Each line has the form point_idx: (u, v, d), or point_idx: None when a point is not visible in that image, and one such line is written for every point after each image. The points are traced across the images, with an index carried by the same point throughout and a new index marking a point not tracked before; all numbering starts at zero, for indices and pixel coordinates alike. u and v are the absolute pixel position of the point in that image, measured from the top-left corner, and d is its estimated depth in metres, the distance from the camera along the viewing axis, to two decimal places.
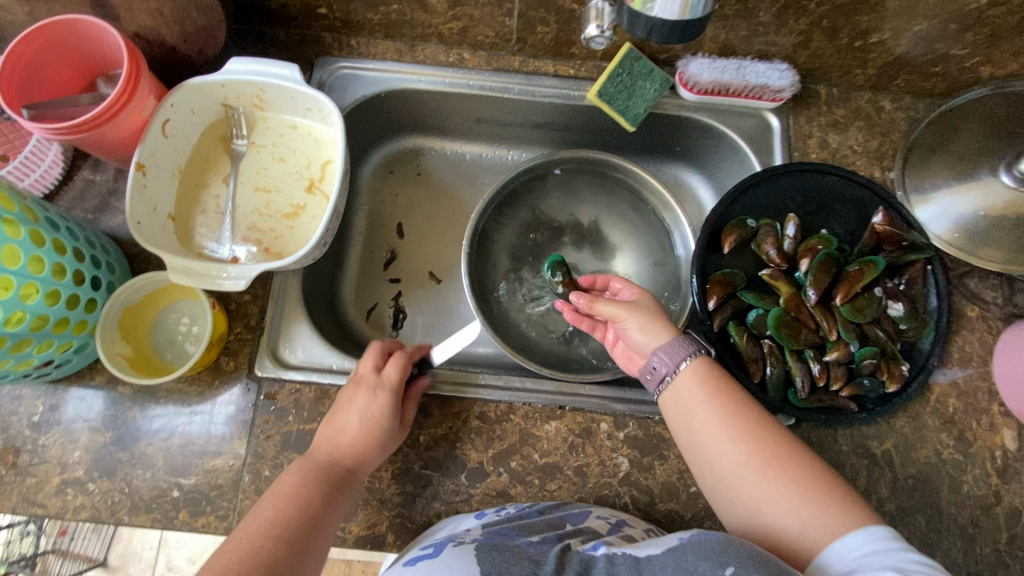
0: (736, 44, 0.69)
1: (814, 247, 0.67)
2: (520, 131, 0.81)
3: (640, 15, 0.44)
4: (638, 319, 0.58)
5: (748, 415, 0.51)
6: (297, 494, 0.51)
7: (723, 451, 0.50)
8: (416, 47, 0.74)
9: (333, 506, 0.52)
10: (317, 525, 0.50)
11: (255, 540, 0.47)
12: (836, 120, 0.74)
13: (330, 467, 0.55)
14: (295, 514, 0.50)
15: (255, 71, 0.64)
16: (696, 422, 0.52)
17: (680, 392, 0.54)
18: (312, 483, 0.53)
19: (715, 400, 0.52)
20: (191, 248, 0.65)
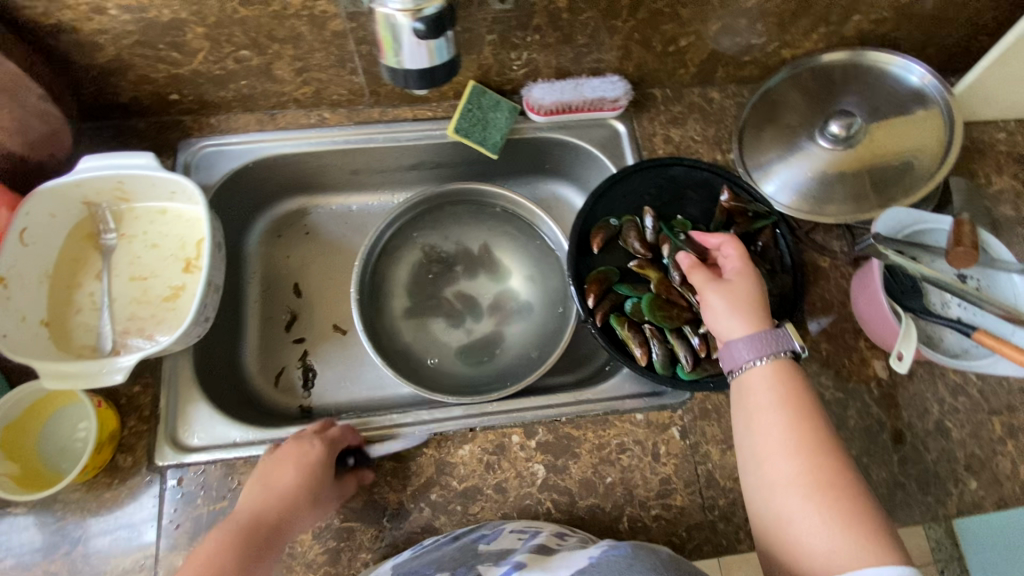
0: (569, 65, 0.75)
1: (671, 232, 0.73)
2: (396, 175, 0.85)
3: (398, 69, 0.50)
4: (730, 302, 0.59)
5: (811, 416, 0.52)
6: (203, 560, 0.51)
7: (769, 442, 0.52)
8: (276, 115, 0.77)
9: (249, 552, 0.53)
10: (210, 569, 0.51)
11: None
12: (675, 116, 0.81)
13: (250, 526, 0.55)
14: (192, 571, 0.50)
15: (110, 165, 0.64)
16: (755, 406, 0.54)
17: (755, 382, 0.55)
18: (224, 542, 0.53)
19: (787, 395, 0.54)
20: (70, 351, 0.64)
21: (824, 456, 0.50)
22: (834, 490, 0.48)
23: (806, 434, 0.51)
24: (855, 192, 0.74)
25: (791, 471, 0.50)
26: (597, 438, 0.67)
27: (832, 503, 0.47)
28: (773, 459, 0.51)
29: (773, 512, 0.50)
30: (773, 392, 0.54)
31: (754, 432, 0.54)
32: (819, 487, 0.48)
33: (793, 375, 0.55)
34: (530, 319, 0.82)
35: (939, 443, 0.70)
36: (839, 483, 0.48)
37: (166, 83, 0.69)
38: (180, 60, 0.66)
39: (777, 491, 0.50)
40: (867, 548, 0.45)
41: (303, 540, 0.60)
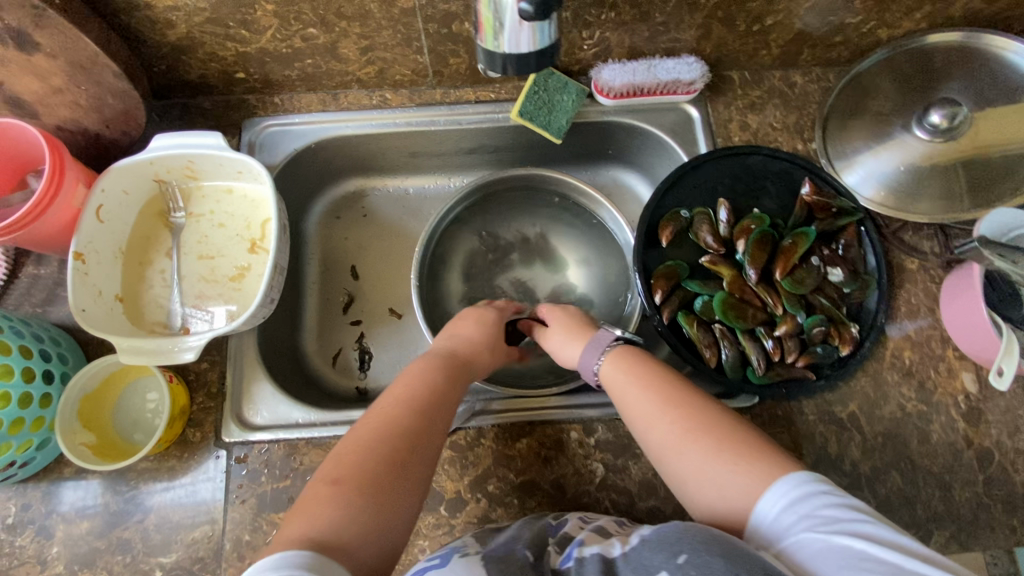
0: (643, 46, 0.71)
1: (748, 226, 0.69)
2: (455, 158, 0.83)
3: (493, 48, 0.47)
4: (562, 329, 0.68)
5: (673, 387, 0.54)
6: (405, 386, 0.56)
7: (648, 418, 0.53)
8: (339, 95, 0.76)
9: (456, 390, 0.58)
10: (438, 399, 0.56)
11: (386, 422, 0.51)
12: (753, 101, 0.76)
13: (449, 359, 0.62)
14: (396, 395, 0.55)
15: (180, 144, 0.65)
16: (625, 392, 0.56)
17: (612, 377, 0.58)
18: (434, 374, 0.59)
19: (644, 375, 0.56)
20: (142, 326, 0.66)
21: (704, 421, 0.50)
22: (707, 432, 0.49)
23: (662, 396, 0.53)
24: (950, 191, 0.69)
25: (669, 436, 0.50)
26: None
27: (715, 447, 0.48)
28: (656, 433, 0.52)
29: (676, 473, 0.49)
30: (625, 377, 0.57)
31: (630, 414, 0.55)
32: (692, 436, 0.50)
33: (634, 360, 0.58)
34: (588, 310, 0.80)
35: None
36: (728, 441, 0.48)
37: (233, 62, 0.69)
38: (248, 38, 0.65)
39: (698, 468, 0.48)
40: (760, 474, 0.46)
41: None
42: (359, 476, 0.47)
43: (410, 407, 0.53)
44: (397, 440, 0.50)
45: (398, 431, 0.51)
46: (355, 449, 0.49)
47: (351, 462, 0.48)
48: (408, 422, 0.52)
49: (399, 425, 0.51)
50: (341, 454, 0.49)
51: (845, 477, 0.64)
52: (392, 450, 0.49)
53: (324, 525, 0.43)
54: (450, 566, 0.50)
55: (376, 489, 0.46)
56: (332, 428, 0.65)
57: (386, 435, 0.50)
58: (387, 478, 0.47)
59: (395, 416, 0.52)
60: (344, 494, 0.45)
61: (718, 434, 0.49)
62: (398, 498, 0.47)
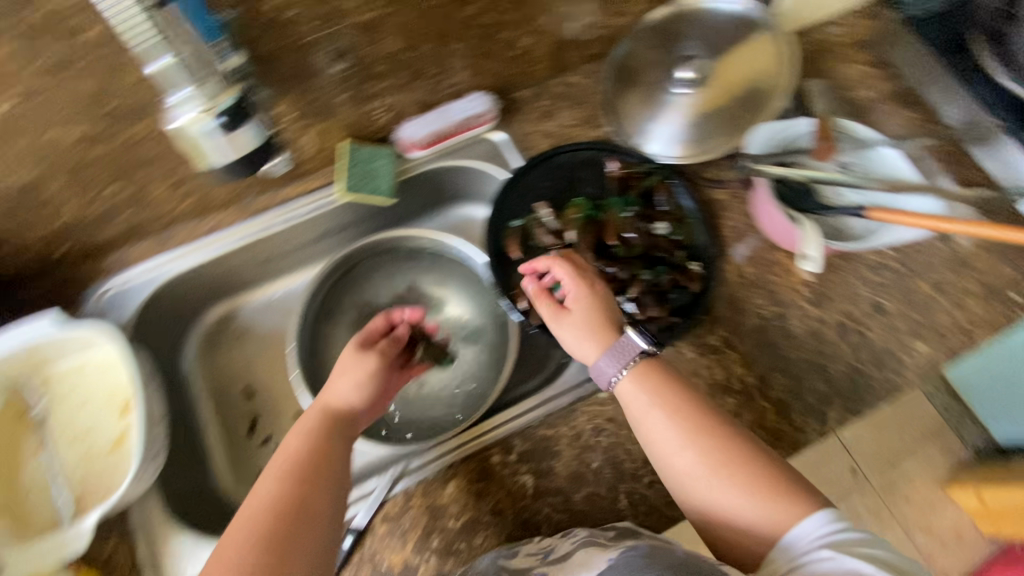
0: (430, 97, 0.78)
1: (572, 216, 0.75)
2: (308, 250, 0.86)
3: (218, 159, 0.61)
4: (583, 327, 0.59)
5: (694, 413, 0.54)
6: (294, 454, 0.53)
7: (667, 444, 0.54)
8: (169, 234, 0.77)
9: (339, 444, 0.56)
10: (320, 461, 0.53)
11: (275, 505, 0.49)
12: (546, 109, 0.85)
13: (335, 416, 0.58)
14: (281, 467, 0.52)
15: (12, 340, 0.64)
16: (644, 416, 0.55)
17: (629, 399, 0.56)
18: (322, 436, 0.56)
19: (662, 402, 0.55)
20: (30, 531, 0.62)
21: (731, 454, 0.52)
22: (737, 463, 0.52)
23: (688, 426, 0.54)
24: (727, 124, 0.77)
25: (694, 461, 0.52)
26: (571, 429, 0.68)
27: (741, 480, 0.51)
28: (679, 458, 0.53)
29: (701, 499, 0.52)
30: (646, 402, 0.55)
31: (648, 437, 0.55)
32: (719, 467, 0.52)
33: (657, 384, 0.56)
34: (478, 341, 0.84)
35: (879, 320, 0.73)
36: (757, 481, 0.51)
37: (46, 242, 0.69)
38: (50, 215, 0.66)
39: (720, 504, 0.51)
40: (784, 509, 0.50)
41: None
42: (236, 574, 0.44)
43: (285, 481, 0.50)
44: (287, 523, 0.48)
45: (288, 517, 0.48)
46: (238, 538, 0.46)
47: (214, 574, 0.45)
48: (292, 501, 0.49)
49: (286, 504, 0.49)
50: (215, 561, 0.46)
51: (738, 394, 0.70)
52: (270, 536, 0.47)
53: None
54: None
55: None
56: None
57: (275, 516, 0.48)
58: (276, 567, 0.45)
59: (281, 491, 0.50)
60: None
61: (744, 466, 0.52)
62: None
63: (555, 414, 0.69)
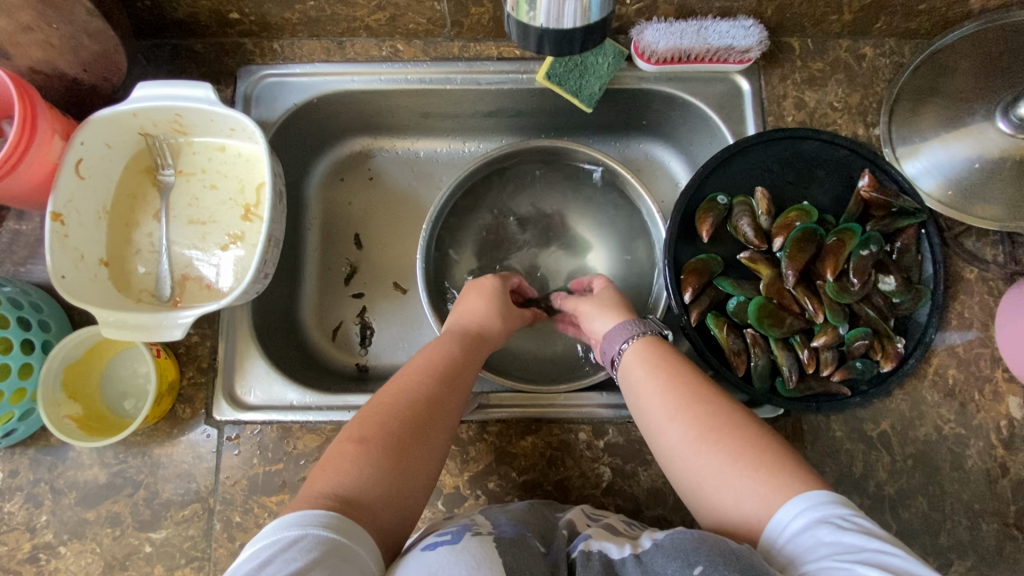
0: (694, 3, 0.61)
1: (791, 221, 0.61)
2: (471, 121, 0.75)
3: (529, 28, 0.37)
4: (596, 308, 0.62)
5: (691, 387, 0.50)
6: (437, 349, 0.56)
7: (657, 415, 0.49)
8: (345, 43, 0.68)
9: (475, 356, 0.57)
10: (456, 368, 0.54)
11: (409, 385, 0.51)
12: (812, 75, 0.67)
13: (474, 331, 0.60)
14: (425, 362, 0.54)
15: (166, 95, 0.58)
16: (642, 387, 0.52)
17: (628, 369, 0.54)
18: (457, 341, 0.58)
19: (658, 374, 0.51)
20: (130, 293, 0.61)
21: (723, 426, 0.46)
22: (725, 433, 0.45)
23: (681, 393, 0.49)
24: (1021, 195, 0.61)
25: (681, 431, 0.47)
26: None
27: (728, 454, 0.44)
28: (664, 428, 0.48)
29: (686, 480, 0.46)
30: (645, 371, 0.53)
31: (643, 412, 0.51)
32: (707, 435, 0.46)
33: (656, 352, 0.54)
34: None
35: None
36: (747, 454, 0.44)
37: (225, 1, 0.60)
38: None
39: (705, 480, 0.44)
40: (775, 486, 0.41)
41: None
42: (379, 432, 0.46)
43: (426, 375, 0.52)
44: (422, 402, 0.49)
45: (423, 397, 0.50)
46: (391, 408, 0.48)
47: (373, 423, 0.47)
48: (429, 385, 0.51)
49: (423, 386, 0.51)
50: (368, 415, 0.48)
51: (867, 499, 0.60)
52: (421, 415, 0.48)
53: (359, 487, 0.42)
54: (462, 545, 0.45)
55: (405, 448, 0.46)
56: (329, 413, 0.62)
57: (415, 394, 0.50)
58: (413, 436, 0.47)
59: (422, 376, 0.52)
60: (363, 452, 0.45)
61: (731, 435, 0.45)
62: (422, 457, 0.47)
63: None
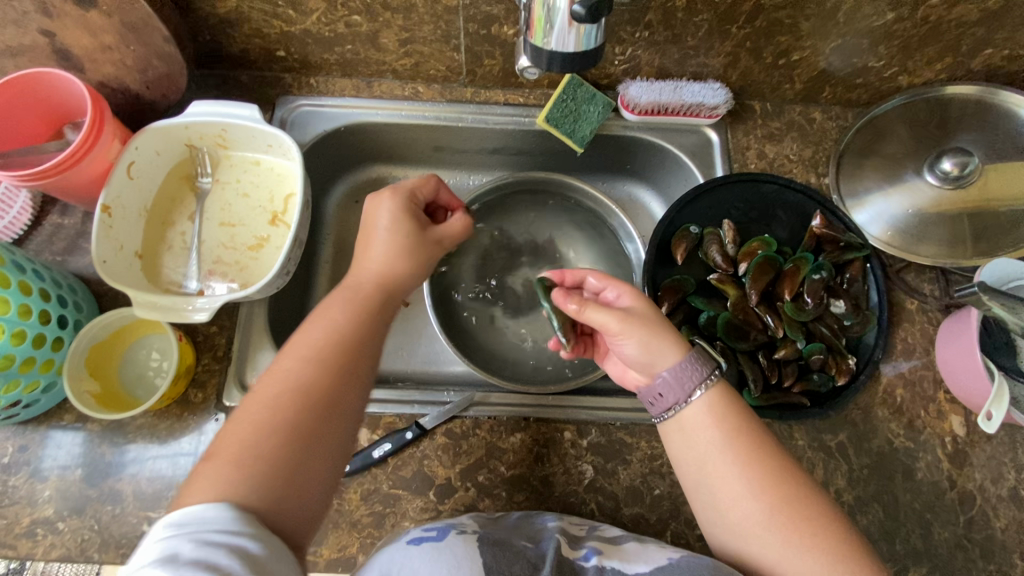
0: (671, 67, 0.73)
1: (753, 249, 0.70)
2: (476, 156, 0.85)
3: (542, 50, 0.47)
4: (639, 337, 0.56)
5: (769, 466, 0.52)
6: (332, 326, 0.53)
7: (733, 489, 0.51)
8: (372, 83, 0.78)
9: (375, 321, 0.55)
10: (354, 356, 0.52)
11: (291, 384, 0.48)
12: (771, 132, 0.78)
13: (365, 288, 0.57)
14: (309, 346, 0.51)
15: (216, 113, 0.67)
16: (705, 452, 0.53)
17: (690, 429, 0.54)
18: (355, 312, 0.54)
19: (736, 448, 0.53)
20: (158, 284, 0.67)
21: (807, 515, 0.50)
22: (809, 528, 0.49)
23: (763, 474, 0.51)
24: (956, 234, 0.70)
25: (760, 510, 0.50)
26: (650, 448, 0.65)
27: (806, 542, 0.49)
28: (738, 500, 0.51)
29: (758, 556, 0.50)
30: (716, 437, 0.53)
31: (710, 480, 0.53)
32: (796, 526, 0.49)
33: (725, 413, 0.54)
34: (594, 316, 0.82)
35: (1013, 511, 0.65)
36: (832, 546, 0.49)
37: (276, 40, 0.71)
38: (294, 18, 0.67)
39: (781, 562, 0.49)
40: None
41: (351, 498, 0.62)
42: (245, 455, 0.44)
43: (313, 368, 0.49)
44: (307, 409, 0.47)
45: (308, 395, 0.48)
46: (259, 426, 0.46)
47: (241, 446, 0.45)
48: (320, 380, 0.49)
49: (315, 385, 0.49)
50: (243, 426, 0.46)
51: None
52: (308, 417, 0.47)
53: (239, 493, 0.42)
54: (444, 543, 0.52)
55: (289, 462, 0.45)
56: None
57: (295, 398, 0.47)
58: (294, 449, 0.46)
59: (312, 376, 0.49)
60: (230, 476, 0.43)
61: (815, 530, 0.49)
62: (320, 456, 0.47)
63: (639, 425, 0.66)
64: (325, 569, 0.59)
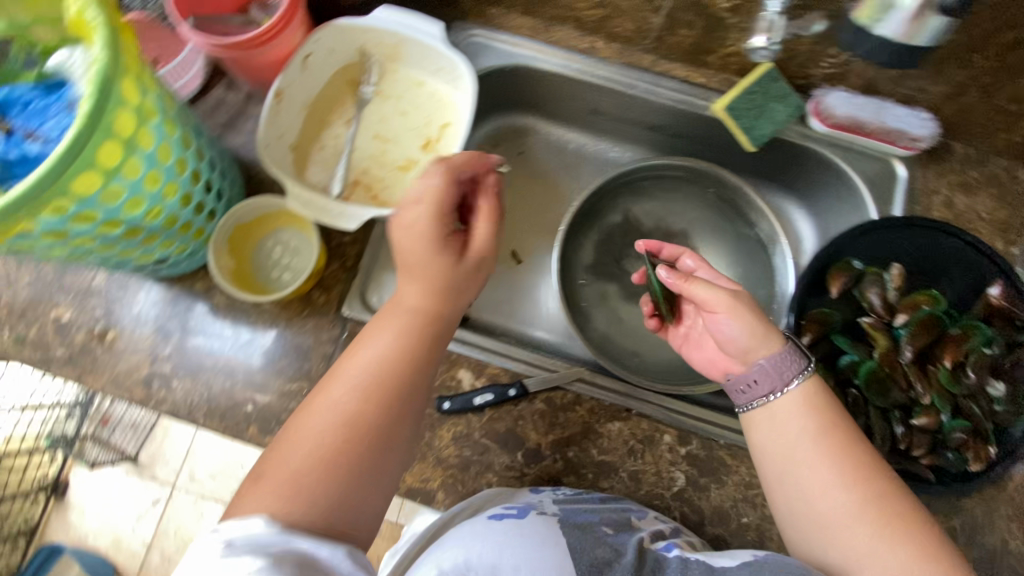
0: (883, 83, 0.66)
1: (917, 302, 0.65)
2: (631, 129, 0.81)
3: None
4: (739, 320, 0.55)
5: (860, 457, 0.51)
6: (377, 349, 0.50)
7: (821, 477, 0.50)
8: (551, 28, 0.74)
9: (422, 349, 0.52)
10: (400, 380, 0.50)
11: (340, 410, 0.47)
12: (966, 181, 0.70)
13: (413, 314, 0.53)
14: (360, 374, 0.49)
15: (399, 23, 0.65)
16: (794, 442, 0.52)
17: (781, 418, 0.53)
18: (400, 334, 0.51)
19: (828, 438, 0.51)
20: (306, 180, 0.68)
21: (900, 516, 0.48)
22: (899, 525, 0.48)
23: (852, 467, 0.50)
24: None
25: (849, 501, 0.49)
26: (748, 474, 0.63)
27: (894, 536, 0.47)
28: (825, 488, 0.50)
29: (840, 554, 0.48)
30: (808, 426, 0.52)
31: (796, 467, 0.52)
32: (885, 522, 0.48)
33: (821, 407, 0.53)
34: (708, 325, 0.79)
35: None
36: (921, 543, 0.47)
37: None
38: None
39: (867, 557, 0.47)
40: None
41: (443, 436, 0.62)
42: (292, 476, 0.44)
43: (357, 393, 0.48)
44: (354, 430, 0.47)
45: (353, 419, 0.47)
46: (308, 448, 0.45)
47: (288, 467, 0.45)
48: (364, 405, 0.48)
49: (361, 411, 0.47)
50: (291, 449, 0.46)
51: None
52: (358, 439, 0.46)
53: (287, 514, 0.43)
54: (526, 521, 0.51)
55: (343, 491, 0.45)
56: None
57: (341, 425, 0.47)
58: (343, 477, 0.45)
59: (356, 402, 0.48)
60: (279, 499, 0.43)
61: (909, 529, 0.48)
62: (372, 487, 0.47)
63: (743, 449, 0.63)
64: (405, 495, 0.60)
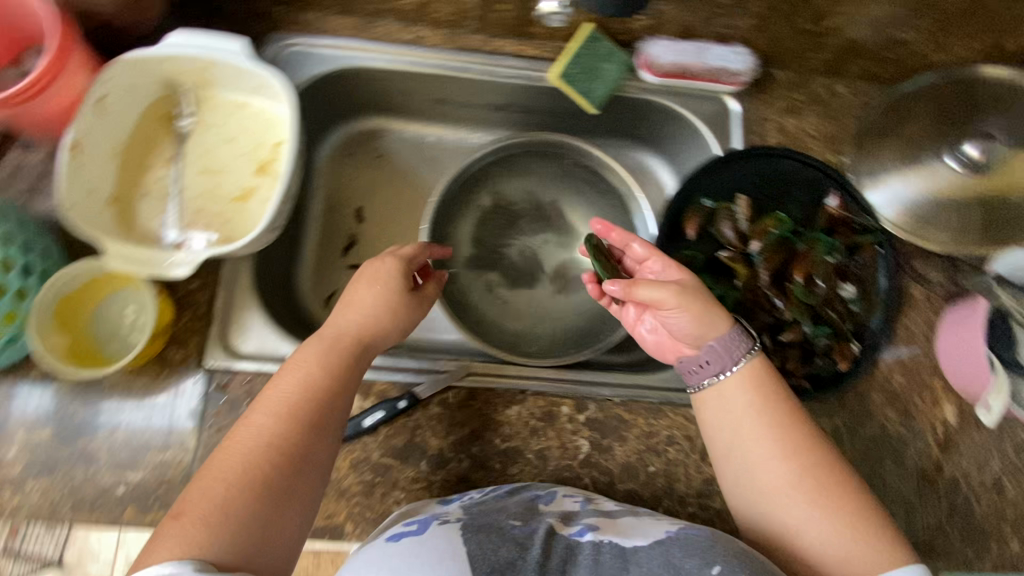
0: (697, 26, 0.68)
1: (767, 227, 0.69)
2: (481, 112, 0.80)
3: None
4: (691, 310, 0.56)
5: (800, 431, 0.53)
6: (298, 377, 0.52)
7: (762, 450, 0.53)
8: (371, 24, 0.71)
9: (353, 372, 0.55)
10: (327, 403, 0.51)
11: (257, 440, 0.48)
12: (793, 105, 0.74)
13: (338, 338, 0.56)
14: (283, 400, 0.51)
15: (198, 45, 0.60)
16: (739, 416, 0.54)
17: (728, 393, 0.55)
18: (319, 362, 0.54)
19: (766, 413, 0.54)
20: (133, 232, 0.62)
21: (835, 485, 0.51)
22: (835, 489, 0.50)
23: (794, 440, 0.53)
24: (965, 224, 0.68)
25: (786, 470, 0.51)
26: (648, 425, 0.64)
27: (828, 501, 0.50)
28: (765, 459, 0.52)
29: (781, 521, 0.51)
30: (752, 401, 0.55)
31: (737, 442, 0.54)
32: (817, 488, 0.50)
33: (763, 383, 0.56)
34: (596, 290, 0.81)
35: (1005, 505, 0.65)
36: (857, 513, 0.49)
37: None
38: None
39: (804, 522, 0.49)
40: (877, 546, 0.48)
41: (339, 465, 0.59)
42: (208, 509, 0.43)
43: (280, 415, 0.50)
44: (278, 452, 0.47)
45: (275, 441, 0.48)
46: (228, 478, 0.45)
47: (208, 499, 0.44)
48: (285, 431, 0.49)
49: (284, 434, 0.48)
50: (211, 481, 0.45)
51: None
52: (276, 467, 0.47)
53: (205, 549, 0.41)
54: (426, 534, 0.49)
55: (262, 521, 0.44)
56: None
57: (262, 451, 0.47)
58: (266, 500, 0.45)
59: (276, 428, 0.49)
60: (196, 532, 0.42)
61: (842, 495, 0.50)
62: (291, 513, 0.47)
63: (638, 402, 0.65)
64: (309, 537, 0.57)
